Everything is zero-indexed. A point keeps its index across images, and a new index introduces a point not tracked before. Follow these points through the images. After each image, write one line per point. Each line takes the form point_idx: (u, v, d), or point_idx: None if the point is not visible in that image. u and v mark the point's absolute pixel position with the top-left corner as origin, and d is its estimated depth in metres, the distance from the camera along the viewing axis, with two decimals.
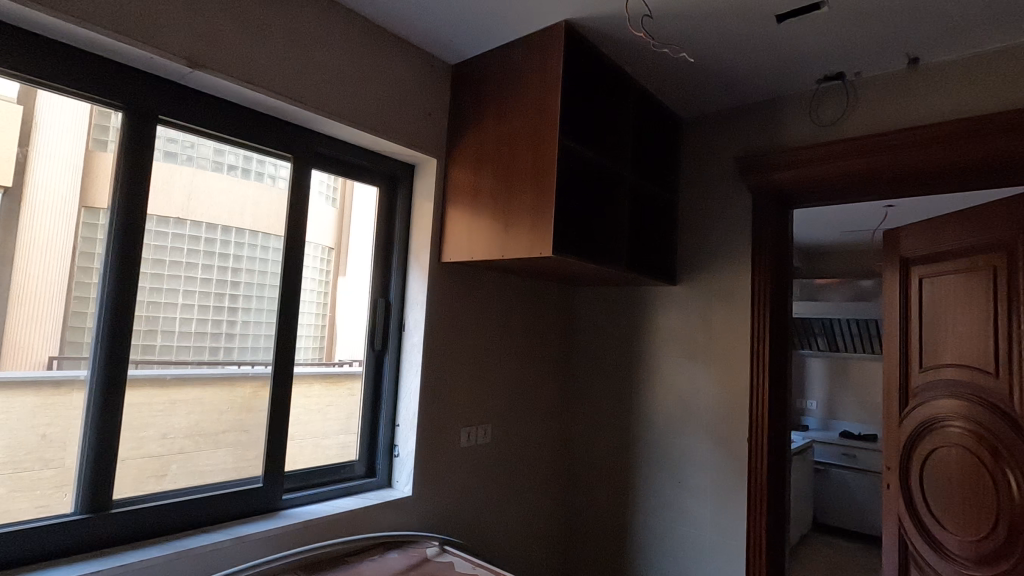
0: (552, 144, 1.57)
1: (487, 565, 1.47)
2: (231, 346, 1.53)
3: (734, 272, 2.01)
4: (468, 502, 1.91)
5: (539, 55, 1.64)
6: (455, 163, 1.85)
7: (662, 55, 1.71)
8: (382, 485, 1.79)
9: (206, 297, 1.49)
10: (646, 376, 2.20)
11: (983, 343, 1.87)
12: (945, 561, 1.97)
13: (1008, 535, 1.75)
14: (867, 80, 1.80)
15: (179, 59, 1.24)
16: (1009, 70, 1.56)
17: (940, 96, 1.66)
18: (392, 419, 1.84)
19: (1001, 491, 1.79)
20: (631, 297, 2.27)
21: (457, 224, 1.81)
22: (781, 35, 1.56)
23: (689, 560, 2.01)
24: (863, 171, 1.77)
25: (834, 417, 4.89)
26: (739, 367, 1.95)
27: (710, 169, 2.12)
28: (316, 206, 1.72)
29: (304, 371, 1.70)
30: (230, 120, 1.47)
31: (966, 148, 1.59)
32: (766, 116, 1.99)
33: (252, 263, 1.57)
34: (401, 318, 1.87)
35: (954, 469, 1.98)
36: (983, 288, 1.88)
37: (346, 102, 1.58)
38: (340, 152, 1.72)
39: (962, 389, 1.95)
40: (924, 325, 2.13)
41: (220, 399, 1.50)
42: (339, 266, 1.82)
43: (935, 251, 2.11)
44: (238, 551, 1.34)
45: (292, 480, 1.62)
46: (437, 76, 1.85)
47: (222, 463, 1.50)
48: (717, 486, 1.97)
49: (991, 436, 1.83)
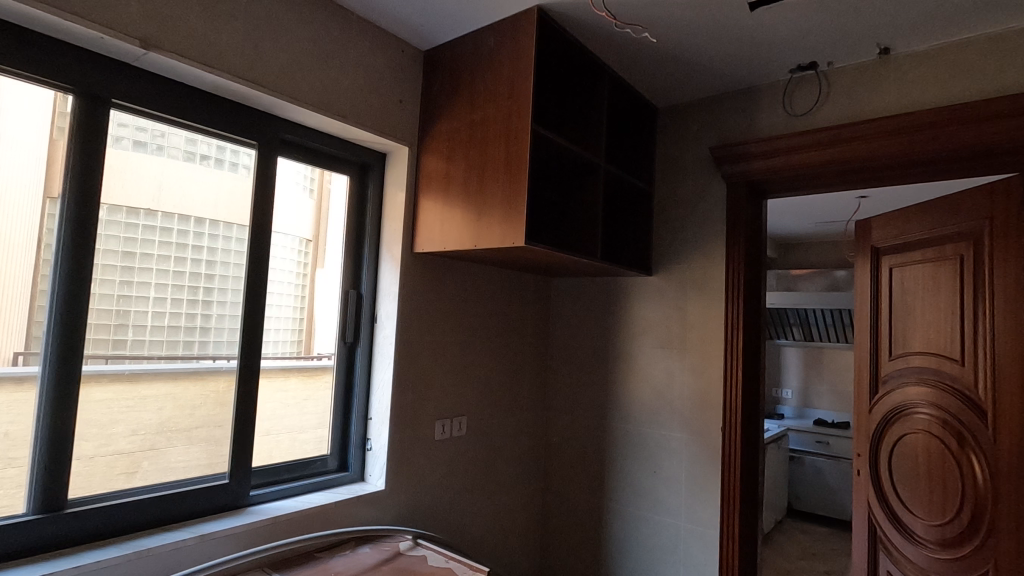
0: (524, 132, 1.54)
1: (459, 557, 1.47)
2: (206, 340, 1.49)
3: (708, 262, 2.01)
4: (444, 496, 1.90)
5: (510, 41, 1.61)
6: (427, 152, 1.82)
7: (626, 38, 1.68)
8: (355, 480, 1.77)
9: (179, 290, 1.44)
10: (622, 367, 2.20)
11: (949, 331, 1.90)
12: (913, 545, 2.01)
13: (972, 519, 1.79)
14: (838, 70, 1.80)
15: (131, 41, 1.19)
16: (973, 63, 1.58)
17: (909, 87, 1.67)
18: (365, 412, 1.80)
19: (965, 475, 1.83)
20: (608, 288, 2.27)
21: (429, 213, 1.78)
22: (757, 23, 1.55)
23: (666, 550, 2.02)
24: (834, 161, 1.78)
25: (809, 405, 4.98)
26: (714, 356, 1.96)
27: (687, 158, 2.11)
28: (288, 195, 1.69)
29: (278, 364, 1.66)
30: (194, 105, 1.42)
31: (934, 138, 1.60)
32: (741, 105, 1.99)
33: (225, 256, 1.52)
34: (374, 310, 1.83)
35: (921, 455, 2.01)
36: (950, 278, 1.91)
37: (314, 88, 1.53)
38: (311, 141, 1.68)
39: (930, 376, 1.99)
40: (893, 314, 2.16)
41: (193, 394, 1.46)
42: (317, 258, 1.77)
43: (905, 241, 2.14)
44: (203, 549, 1.30)
45: (265, 475, 1.59)
46: (408, 62, 1.81)
47: (194, 459, 1.46)
48: (692, 476, 1.98)
49: (956, 423, 1.87)
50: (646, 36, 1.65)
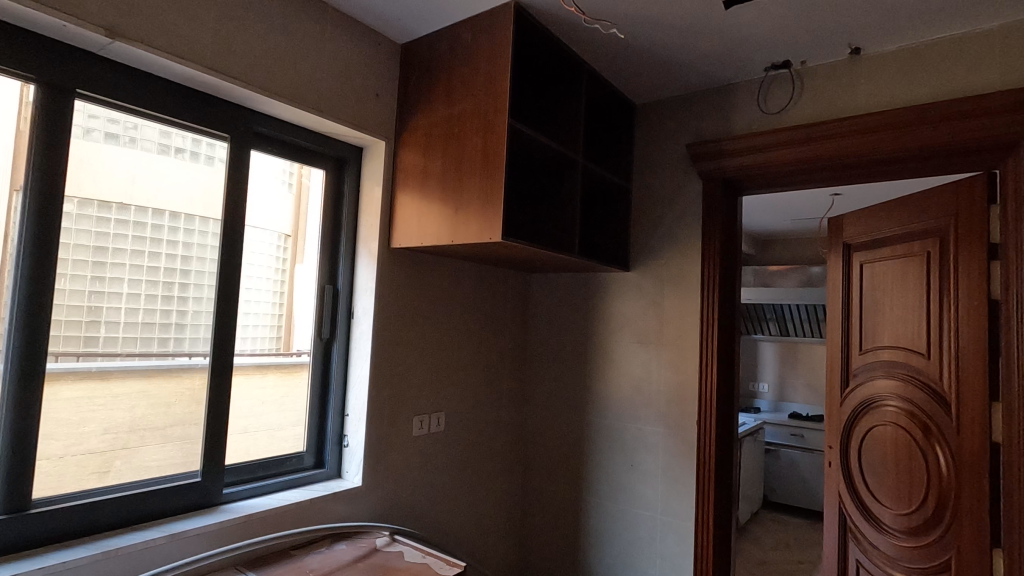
0: (501, 127, 1.54)
1: (436, 553, 1.49)
2: (181, 337, 1.46)
3: (684, 258, 2.03)
4: (422, 492, 1.90)
5: (487, 35, 1.61)
6: (405, 146, 1.81)
7: (593, 33, 1.68)
8: (331, 476, 1.76)
9: (153, 286, 1.41)
10: (600, 362, 2.21)
11: (917, 326, 1.95)
12: (881, 535, 2.07)
13: (936, 507, 1.85)
14: (811, 69, 1.83)
15: (96, 29, 1.16)
16: (939, 64, 1.62)
17: (878, 87, 1.70)
18: (341, 408, 1.79)
19: (930, 465, 1.88)
20: (586, 284, 2.28)
21: (406, 209, 1.77)
22: (731, 21, 1.56)
23: (642, 541, 2.04)
24: (806, 159, 1.81)
25: (784, 399, 5.07)
26: (690, 351, 1.98)
27: (664, 154, 2.13)
28: (264, 189, 1.66)
29: (254, 361, 1.64)
30: (165, 97, 1.39)
31: (904, 136, 1.64)
32: (717, 103, 2.01)
33: (201, 251, 1.49)
34: (350, 306, 1.82)
35: (889, 446, 2.07)
36: (918, 273, 1.96)
37: (288, 81, 1.51)
38: (286, 134, 1.66)
39: (898, 369, 2.04)
40: (863, 309, 2.21)
41: (167, 392, 1.44)
42: (296, 252, 1.76)
43: (875, 238, 2.18)
44: (174, 548, 1.28)
45: (239, 473, 1.57)
46: (384, 55, 1.79)
47: (169, 457, 1.44)
48: (668, 469, 2.00)
49: (922, 415, 1.92)
50: (614, 31, 1.66)
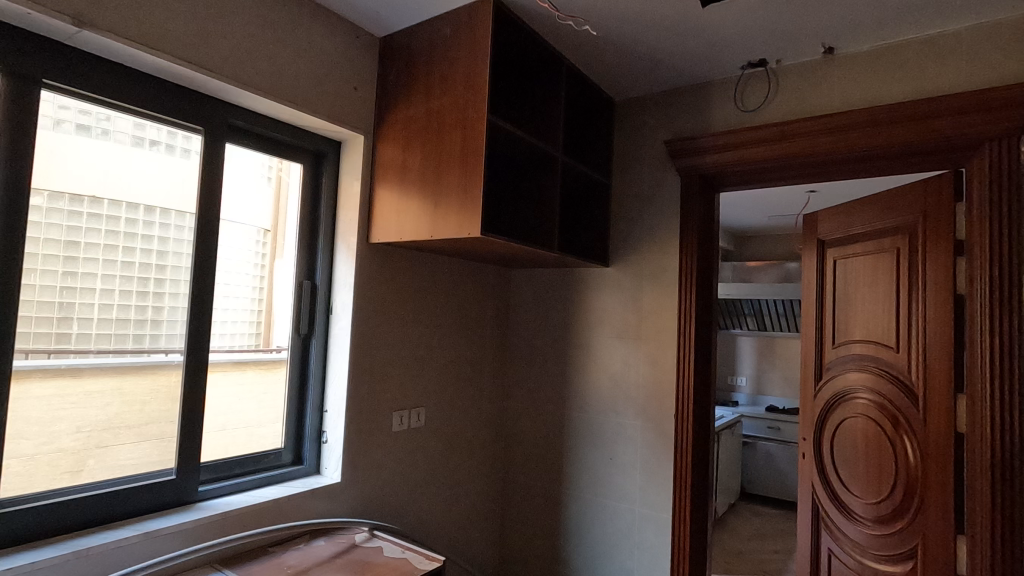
0: (480, 122, 1.53)
1: (416, 548, 1.51)
2: (157, 333, 1.44)
3: (663, 253, 2.06)
4: (402, 488, 1.90)
5: (466, 29, 1.60)
6: (384, 141, 1.79)
7: (567, 30, 1.69)
8: (310, 472, 1.74)
9: (128, 282, 1.39)
10: (580, 357, 2.23)
11: (887, 320, 2.00)
12: (852, 524, 2.12)
13: (904, 496, 1.90)
14: (786, 68, 1.86)
15: (63, 18, 1.13)
16: (909, 65, 1.65)
17: (852, 86, 1.74)
18: (320, 404, 1.78)
19: (899, 456, 1.93)
20: (566, 279, 2.29)
21: (385, 203, 1.76)
22: (709, 19, 1.58)
23: (620, 533, 2.07)
24: (781, 156, 1.84)
25: (761, 392, 5.17)
26: (668, 345, 2.01)
27: (643, 150, 2.14)
28: (241, 183, 1.64)
29: (232, 357, 1.63)
30: (139, 88, 1.35)
31: (876, 135, 1.68)
32: (695, 100, 2.03)
33: (177, 246, 1.47)
34: (329, 301, 1.80)
35: (860, 437, 2.12)
36: (889, 268, 2.01)
37: (264, 74, 1.49)
38: (262, 128, 1.63)
39: (869, 362, 2.09)
40: (837, 303, 2.26)
41: (142, 389, 1.41)
42: (276, 247, 1.75)
43: (848, 234, 2.23)
44: (148, 547, 1.27)
45: (217, 470, 1.55)
46: (363, 49, 1.78)
47: (144, 455, 1.42)
48: (646, 462, 2.03)
49: (891, 406, 1.98)
50: (587, 28, 1.67)
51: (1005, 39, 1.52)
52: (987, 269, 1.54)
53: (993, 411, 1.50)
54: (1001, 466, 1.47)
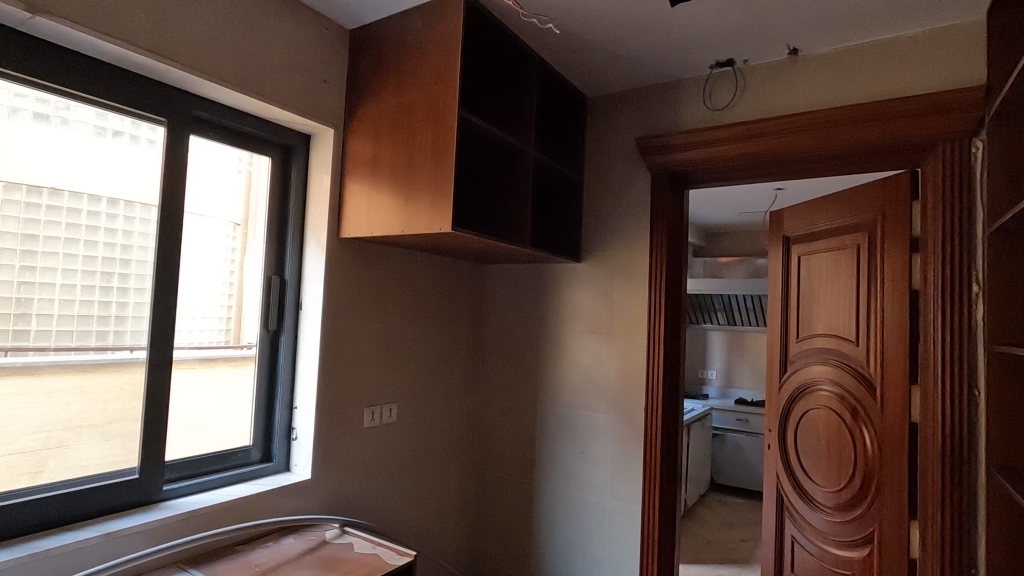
0: (451, 117, 1.53)
1: (387, 543, 1.52)
2: (122, 330, 1.40)
3: (633, 248, 2.09)
4: (374, 483, 1.90)
5: (437, 24, 1.59)
6: (354, 135, 1.77)
7: (533, 27, 1.71)
8: (280, 470, 1.72)
9: (90, 277, 1.36)
10: (552, 352, 2.25)
11: (848, 313, 2.07)
12: (814, 511, 2.19)
13: (863, 484, 1.97)
14: (752, 68, 1.90)
15: (14, 3, 1.08)
16: (870, 67, 1.71)
17: (815, 87, 1.79)
18: (289, 401, 1.76)
19: (858, 445, 2.00)
20: (539, 274, 2.30)
21: (355, 198, 1.74)
22: (678, 18, 1.60)
23: (591, 525, 2.11)
24: (748, 155, 1.88)
25: (731, 385, 5.28)
26: (638, 340, 2.04)
27: (614, 147, 2.16)
28: (208, 176, 1.61)
29: (199, 353, 1.60)
30: (100, 77, 1.31)
31: (838, 135, 1.73)
32: (665, 98, 2.06)
33: (142, 240, 1.43)
34: (298, 297, 1.78)
35: (822, 428, 2.19)
36: (850, 264, 2.08)
37: (230, 64, 1.46)
38: (228, 119, 1.59)
39: (831, 355, 2.15)
40: (801, 298, 2.33)
41: (104, 386, 1.38)
42: (246, 242, 1.72)
43: (812, 230, 2.30)
44: (110, 548, 1.24)
45: (182, 468, 1.52)
46: (332, 41, 1.75)
47: (108, 455, 1.38)
48: (617, 455, 2.06)
49: (851, 398, 2.05)
50: (551, 25, 1.69)
51: (957, 44, 1.59)
52: (940, 266, 1.60)
53: (945, 402, 1.57)
54: (950, 454, 1.54)
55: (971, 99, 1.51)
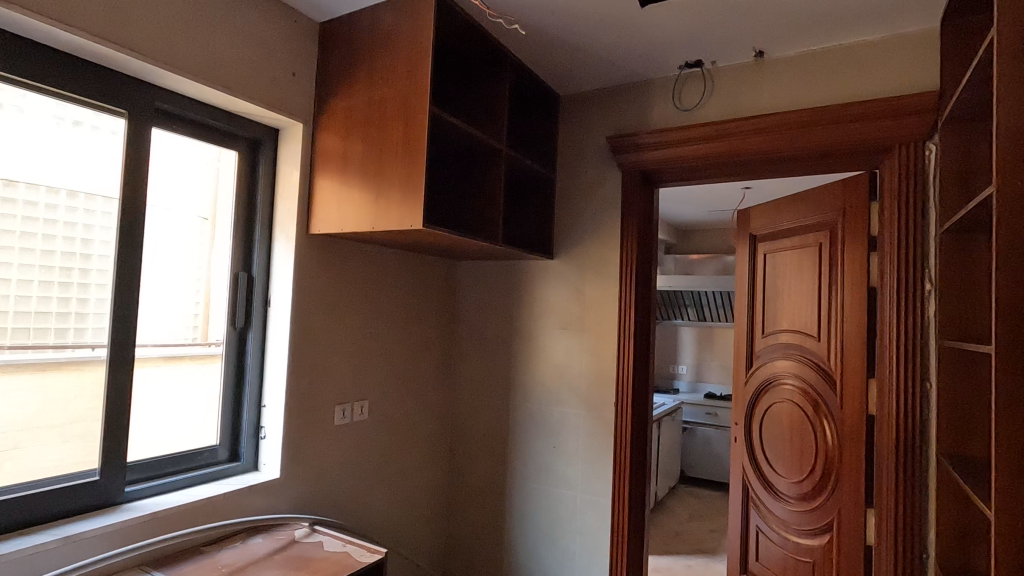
0: (422, 114, 1.53)
1: (356, 541, 1.51)
2: (82, 327, 1.36)
3: (604, 246, 2.11)
4: (345, 482, 1.89)
5: (408, 19, 1.58)
6: (324, 129, 1.75)
7: (497, 27, 1.72)
8: (247, 469, 1.70)
9: (48, 272, 1.31)
10: (524, 348, 2.26)
11: (810, 310, 2.13)
12: (778, 501, 2.26)
13: (823, 475, 2.04)
14: (720, 69, 1.94)
15: None
16: (832, 71, 1.76)
17: (780, 90, 1.83)
18: (257, 399, 1.73)
19: (819, 437, 2.07)
20: (512, 271, 2.31)
21: (325, 193, 1.72)
22: (649, 19, 1.63)
23: (562, 519, 2.13)
24: (716, 155, 1.92)
25: (701, 380, 5.40)
26: (609, 337, 2.07)
27: (586, 145, 2.18)
28: (172, 169, 1.57)
29: (163, 351, 1.56)
30: (57, 66, 1.27)
31: (802, 136, 1.77)
32: (635, 97, 2.09)
33: (104, 234, 1.39)
34: (266, 294, 1.75)
35: (785, 421, 2.26)
36: (812, 261, 2.14)
37: (194, 56, 1.43)
38: (192, 112, 1.55)
39: (795, 350, 2.22)
40: (766, 294, 2.39)
41: (63, 386, 1.34)
42: (211, 237, 1.69)
43: (776, 229, 2.36)
44: (70, 552, 1.21)
45: (146, 469, 1.49)
46: (301, 34, 1.73)
47: (68, 456, 1.34)
48: (588, 449, 2.09)
49: (813, 392, 2.11)
50: (516, 27, 1.71)
51: (913, 51, 1.65)
52: (896, 265, 1.66)
53: (900, 396, 1.63)
54: (903, 445, 1.61)
55: (926, 103, 1.57)
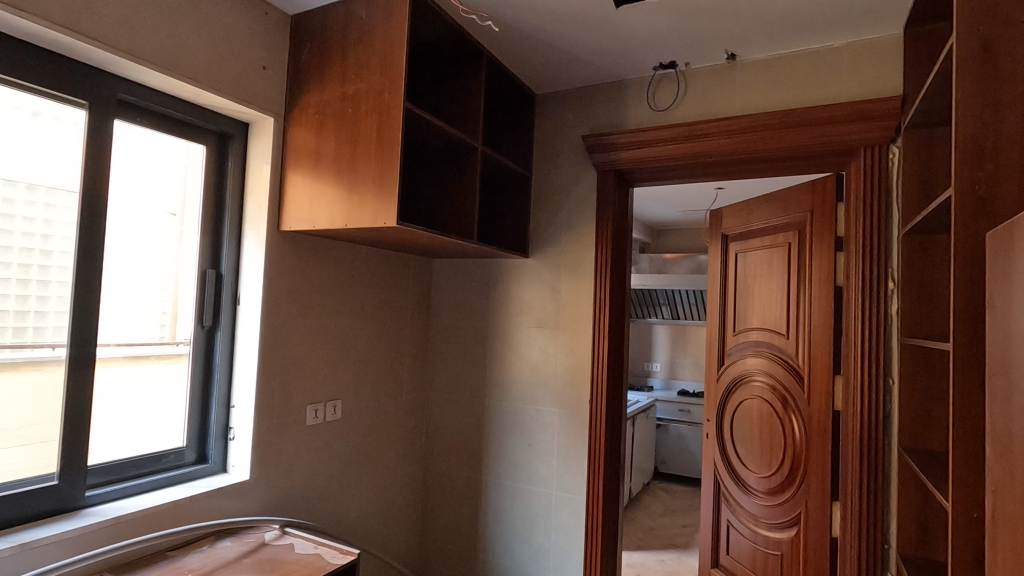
0: (397, 110, 1.51)
1: (329, 542, 1.50)
2: (41, 326, 1.31)
3: (579, 245, 2.12)
4: (318, 483, 1.86)
5: (383, 14, 1.56)
6: (296, 124, 1.72)
7: (468, 22, 1.71)
8: (216, 471, 1.66)
9: (4, 269, 1.26)
10: (500, 347, 2.26)
11: (780, 308, 2.18)
12: (748, 496, 2.31)
13: (791, 470, 2.09)
14: (694, 71, 1.96)
15: None
16: (801, 74, 1.80)
17: (752, 92, 1.86)
18: (226, 400, 1.70)
19: (787, 433, 2.12)
20: (488, 270, 2.31)
21: (297, 190, 1.69)
22: (624, 19, 1.64)
23: (537, 516, 2.14)
24: (689, 155, 1.94)
25: (674, 377, 5.47)
26: (584, 335, 2.09)
27: (562, 144, 2.19)
28: (137, 163, 1.53)
29: (127, 351, 1.51)
30: (13, 54, 1.21)
31: (773, 137, 1.81)
32: (611, 97, 2.10)
33: (64, 230, 1.34)
34: (235, 292, 1.71)
35: (755, 417, 2.31)
36: (781, 261, 2.18)
37: (159, 46, 1.39)
38: (158, 104, 1.50)
39: (764, 348, 2.27)
40: (737, 293, 2.43)
41: (20, 387, 1.28)
42: (178, 233, 1.64)
43: (747, 229, 2.41)
44: (27, 560, 1.16)
45: (109, 472, 1.44)
46: (272, 26, 1.69)
47: (24, 460, 1.29)
48: (563, 447, 2.10)
49: (782, 389, 2.16)
50: (489, 23, 1.70)
51: (878, 57, 1.69)
52: (860, 265, 1.71)
53: (864, 393, 1.67)
54: (867, 440, 1.65)
55: (890, 108, 1.62)
